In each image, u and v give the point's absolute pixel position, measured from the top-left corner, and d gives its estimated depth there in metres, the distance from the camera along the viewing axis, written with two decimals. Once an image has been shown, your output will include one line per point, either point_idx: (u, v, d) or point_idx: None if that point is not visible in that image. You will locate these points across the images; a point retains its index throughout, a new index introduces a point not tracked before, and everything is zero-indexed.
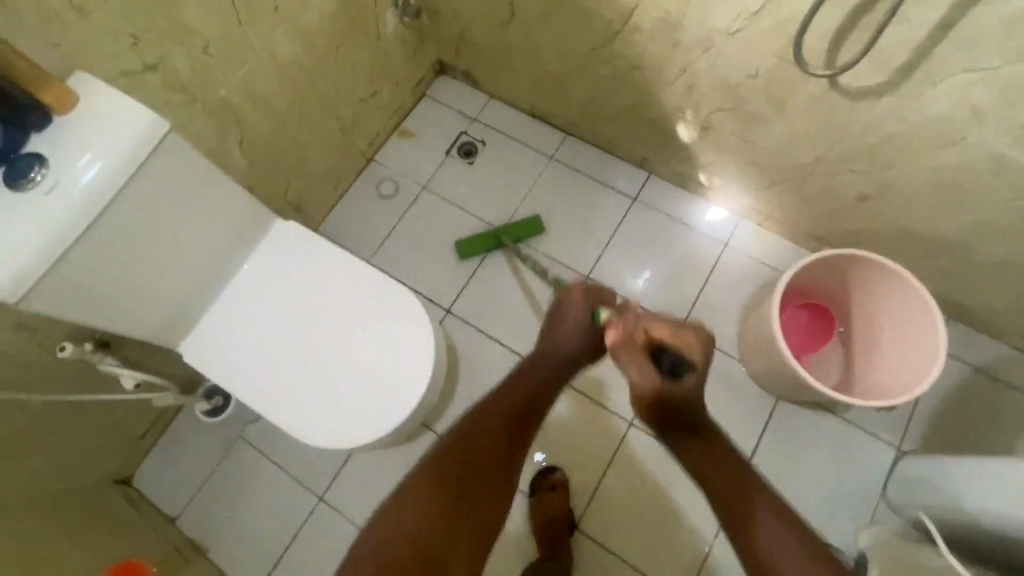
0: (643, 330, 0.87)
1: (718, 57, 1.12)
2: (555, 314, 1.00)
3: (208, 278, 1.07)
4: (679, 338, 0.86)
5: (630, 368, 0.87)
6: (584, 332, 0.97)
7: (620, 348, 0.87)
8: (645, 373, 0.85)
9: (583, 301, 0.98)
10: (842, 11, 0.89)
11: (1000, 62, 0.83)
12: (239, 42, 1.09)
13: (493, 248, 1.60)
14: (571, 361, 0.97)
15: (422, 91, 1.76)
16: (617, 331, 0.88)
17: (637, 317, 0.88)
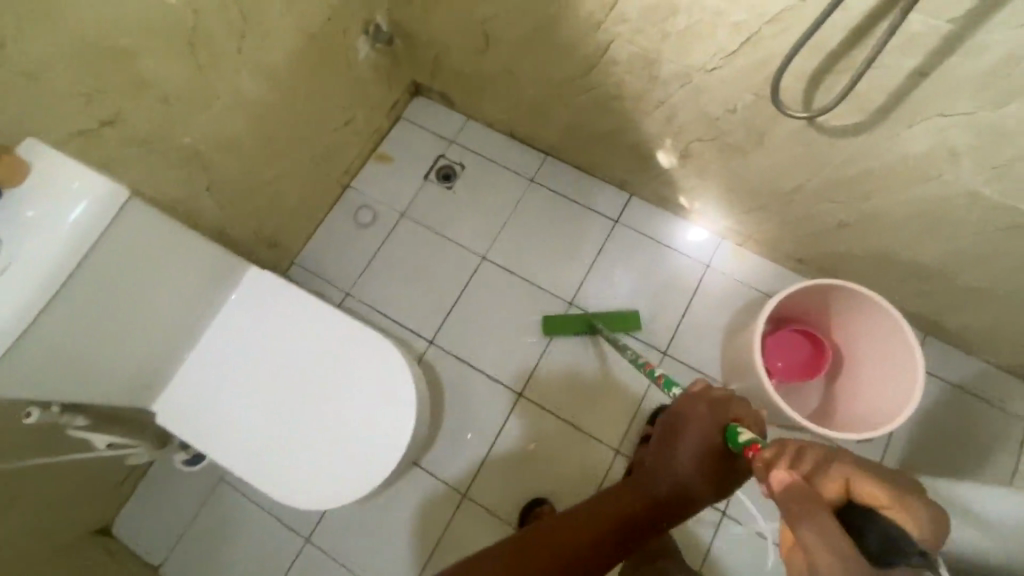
0: (835, 482, 0.63)
1: (696, 92, 1.10)
2: (671, 429, 0.88)
3: (180, 334, 1.04)
4: (892, 509, 0.60)
5: (801, 509, 0.56)
6: (699, 466, 0.82)
7: (792, 486, 0.59)
8: (826, 526, 0.53)
9: (709, 416, 0.86)
10: (818, 54, 0.88)
11: (972, 109, 0.83)
12: (202, 86, 1.05)
13: (587, 332, 1.50)
14: (681, 499, 0.81)
15: (398, 113, 1.72)
16: (790, 476, 0.61)
17: (823, 460, 0.65)
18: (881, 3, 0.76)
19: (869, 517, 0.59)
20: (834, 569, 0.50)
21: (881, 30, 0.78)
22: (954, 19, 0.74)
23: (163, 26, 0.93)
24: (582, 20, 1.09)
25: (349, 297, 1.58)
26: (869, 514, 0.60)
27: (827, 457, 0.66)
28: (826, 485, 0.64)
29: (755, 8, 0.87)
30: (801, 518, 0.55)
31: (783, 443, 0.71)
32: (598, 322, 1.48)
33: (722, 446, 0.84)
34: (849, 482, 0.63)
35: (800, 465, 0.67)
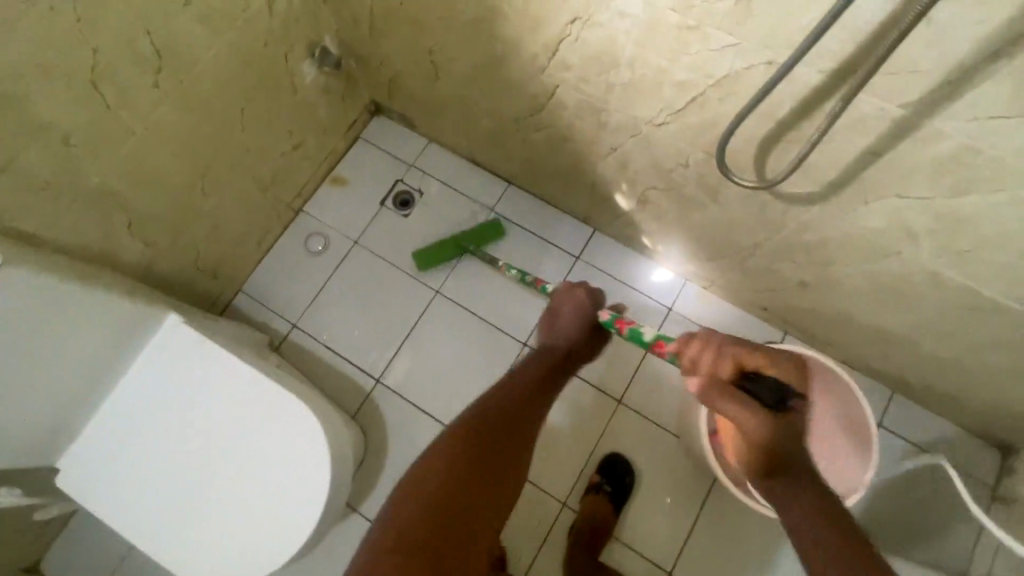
0: (727, 363, 0.86)
1: (647, 143, 1.02)
2: (550, 313, 1.07)
3: (85, 392, 1.00)
4: (756, 359, 0.88)
5: (725, 398, 0.80)
6: (581, 324, 1.04)
7: (710, 385, 0.82)
8: (747, 408, 0.78)
9: (582, 298, 1.05)
10: (767, 123, 0.79)
11: (929, 195, 0.76)
12: (112, 125, 0.97)
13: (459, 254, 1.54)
14: (571, 351, 1.04)
15: (356, 134, 1.64)
16: (698, 375, 0.86)
17: (716, 347, 0.88)
18: (830, 79, 0.68)
19: (755, 383, 0.88)
20: (757, 422, 0.77)
21: (830, 108, 0.70)
22: (908, 104, 0.65)
23: (55, 68, 0.85)
24: (525, 61, 1.01)
25: (296, 329, 1.51)
26: (752, 381, 0.87)
27: (723, 345, 0.87)
28: (720, 369, 0.86)
29: (698, 69, 0.78)
30: (725, 402, 0.80)
31: (686, 341, 0.90)
32: (466, 241, 1.52)
33: (594, 315, 1.05)
34: (736, 358, 0.87)
35: (704, 357, 0.87)
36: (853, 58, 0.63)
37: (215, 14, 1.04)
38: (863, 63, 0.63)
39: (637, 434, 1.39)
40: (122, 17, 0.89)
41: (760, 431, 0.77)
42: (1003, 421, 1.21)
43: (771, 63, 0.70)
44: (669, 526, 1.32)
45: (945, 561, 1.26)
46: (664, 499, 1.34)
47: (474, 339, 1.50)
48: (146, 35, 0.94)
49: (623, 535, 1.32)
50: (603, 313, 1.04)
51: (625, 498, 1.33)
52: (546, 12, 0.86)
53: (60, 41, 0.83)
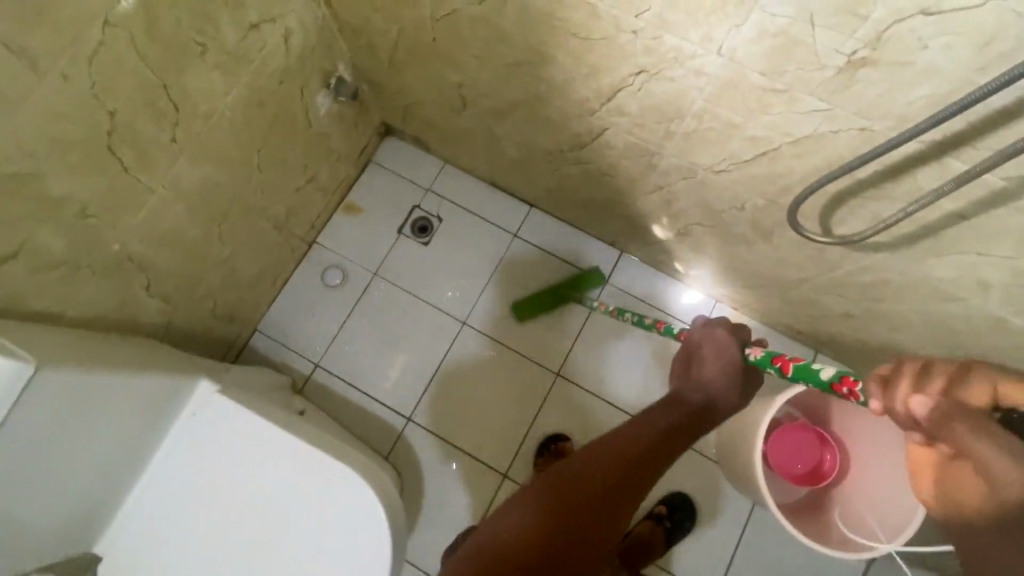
0: (980, 390, 0.48)
1: (700, 186, 0.97)
2: (687, 359, 0.92)
3: (120, 472, 0.94)
4: (1021, 394, 0.46)
5: (985, 442, 0.43)
6: (723, 374, 0.86)
7: (956, 414, 0.46)
8: (1007, 446, 0.42)
9: (727, 340, 0.87)
10: (846, 181, 0.76)
11: (1012, 254, 0.74)
12: (128, 189, 0.89)
13: (569, 302, 1.45)
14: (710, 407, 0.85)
15: (367, 158, 1.55)
16: (929, 399, 0.49)
17: (980, 368, 0.49)
18: (928, 149, 0.65)
19: (1023, 428, 0.46)
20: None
21: (937, 186, 0.67)
22: (1011, 177, 0.63)
23: (71, 138, 0.76)
24: (573, 104, 0.95)
25: (319, 368, 1.45)
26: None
27: (959, 368, 0.49)
28: (970, 397, 0.48)
29: (777, 128, 0.74)
30: (977, 442, 0.43)
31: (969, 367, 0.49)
32: (564, 288, 1.44)
33: (739, 360, 0.86)
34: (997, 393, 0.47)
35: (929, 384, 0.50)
36: (960, 133, 0.61)
37: (232, 58, 0.95)
38: (973, 138, 0.61)
39: (677, 462, 1.36)
40: (138, 73, 0.81)
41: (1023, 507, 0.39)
42: None
43: (863, 130, 0.67)
44: (715, 552, 1.31)
45: None
46: (708, 528, 1.32)
47: (504, 372, 1.44)
48: (163, 89, 0.85)
49: (671, 567, 1.31)
50: (753, 351, 0.85)
51: (679, 535, 1.30)
52: (607, 63, 0.81)
53: (76, 109, 0.75)
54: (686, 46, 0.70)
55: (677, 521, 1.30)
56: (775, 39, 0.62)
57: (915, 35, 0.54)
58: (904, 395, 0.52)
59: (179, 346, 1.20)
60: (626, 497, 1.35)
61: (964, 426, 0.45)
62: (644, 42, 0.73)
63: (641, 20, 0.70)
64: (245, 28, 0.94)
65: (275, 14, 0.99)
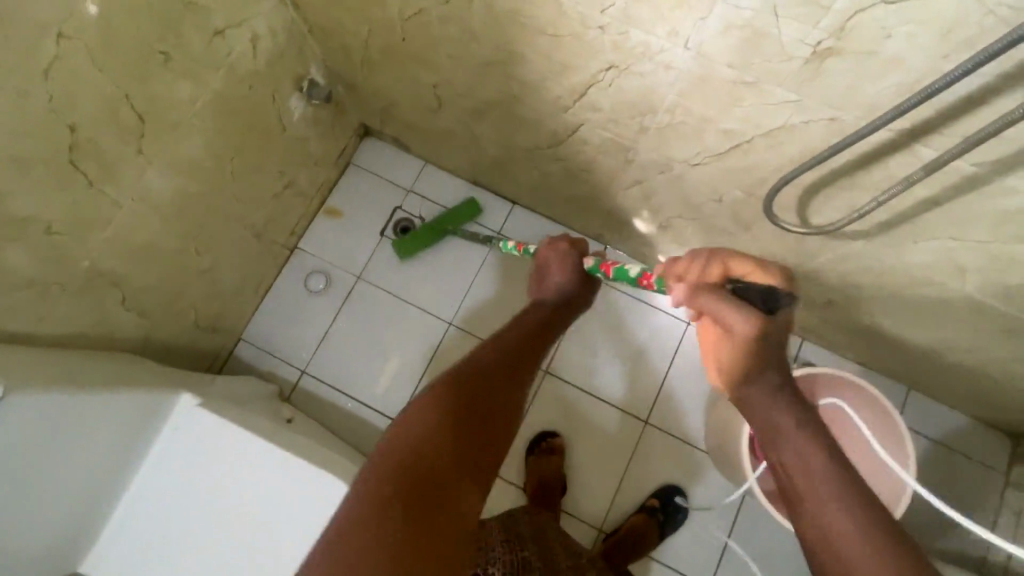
0: (716, 267, 0.64)
1: (678, 180, 0.97)
2: (540, 268, 0.92)
3: (104, 489, 0.93)
4: (758, 277, 0.62)
5: (726, 303, 0.58)
6: (568, 274, 0.90)
7: (703, 291, 0.60)
8: (734, 304, 0.57)
9: (568, 249, 0.91)
10: (820, 171, 0.76)
11: (986, 238, 0.74)
12: (96, 204, 0.87)
13: (446, 236, 1.49)
14: (567, 305, 0.89)
15: (346, 161, 1.53)
16: (685, 284, 0.64)
17: (710, 254, 0.65)
18: (898, 138, 0.64)
19: (742, 285, 0.60)
20: (750, 323, 0.56)
21: (910, 174, 0.67)
22: (982, 163, 0.63)
23: (32, 155, 0.75)
24: (546, 101, 0.94)
25: (306, 375, 1.44)
26: (744, 283, 0.61)
27: (703, 255, 0.66)
28: (709, 275, 0.64)
29: (748, 120, 0.74)
30: (716, 305, 0.59)
31: (686, 260, 0.68)
32: (447, 223, 1.47)
33: (581, 270, 0.91)
34: (726, 269, 0.64)
35: (692, 266, 0.66)
36: (929, 121, 0.60)
37: (198, 66, 0.93)
38: (941, 126, 0.60)
39: (667, 455, 1.37)
40: (98, 85, 0.79)
41: (751, 340, 0.57)
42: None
43: (833, 120, 0.66)
44: (709, 542, 1.31)
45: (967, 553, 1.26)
46: (700, 518, 1.33)
47: None
48: (126, 100, 0.84)
49: (665, 558, 1.31)
50: (588, 260, 0.91)
51: (673, 528, 1.30)
52: (576, 59, 0.80)
53: (34, 124, 0.73)
54: (654, 41, 0.69)
55: (670, 515, 1.30)
56: (741, 32, 0.61)
57: (879, 24, 0.53)
58: (678, 278, 0.66)
59: (160, 359, 1.19)
60: (619, 490, 1.35)
61: (701, 293, 0.61)
62: (611, 37, 0.72)
63: (607, 16, 0.69)
64: (209, 34, 0.92)
65: (240, 18, 0.97)
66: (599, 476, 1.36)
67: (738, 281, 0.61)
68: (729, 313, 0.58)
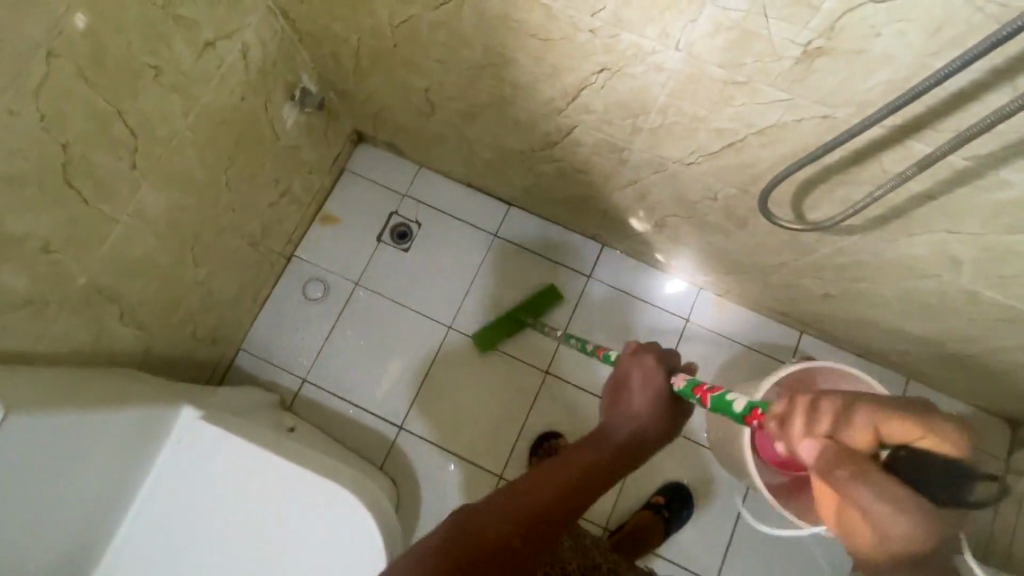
0: (865, 433, 0.58)
1: (672, 179, 0.97)
2: (618, 387, 0.86)
3: (109, 504, 0.94)
4: (924, 437, 0.56)
5: (863, 486, 0.52)
6: (654, 406, 0.82)
7: (835, 466, 0.55)
8: (885, 500, 0.50)
9: (656, 369, 0.86)
10: (813, 168, 0.76)
11: (979, 230, 0.75)
12: (90, 221, 0.87)
13: (524, 327, 1.44)
14: (650, 439, 0.79)
15: (340, 167, 1.53)
16: (818, 440, 0.60)
17: (847, 406, 0.61)
18: (890, 134, 0.64)
19: (906, 467, 0.53)
20: (918, 540, 0.48)
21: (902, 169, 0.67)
22: (974, 157, 0.63)
23: (25, 175, 0.74)
24: (539, 104, 0.94)
25: (307, 383, 1.44)
26: (912, 454, 0.54)
27: (841, 411, 0.61)
28: (852, 439, 0.59)
29: (741, 119, 0.74)
30: (865, 495, 0.51)
31: (812, 409, 0.63)
32: (519, 313, 1.43)
33: (668, 390, 0.85)
34: (877, 427, 0.58)
35: (817, 421, 0.62)
36: (920, 117, 0.61)
37: (188, 79, 0.93)
38: (932, 121, 0.60)
39: (670, 451, 1.37)
40: (89, 102, 0.79)
41: (911, 556, 0.49)
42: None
43: (825, 118, 0.66)
44: (713, 537, 1.32)
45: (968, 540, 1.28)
46: (704, 514, 1.33)
47: (493, 373, 1.43)
48: (118, 116, 0.84)
49: (670, 554, 1.31)
50: (677, 379, 0.86)
51: (678, 524, 1.31)
52: (568, 62, 0.80)
53: (27, 144, 0.73)
54: (645, 43, 0.69)
55: (674, 511, 1.31)
56: (732, 32, 0.61)
57: (868, 22, 0.54)
58: (807, 430, 0.62)
59: (160, 372, 1.19)
60: (623, 488, 1.36)
61: (839, 462, 0.55)
62: (603, 40, 0.72)
63: (598, 19, 0.69)
64: (199, 46, 0.92)
65: (230, 30, 0.97)
66: None
67: (905, 449, 0.55)
68: (886, 492, 0.50)
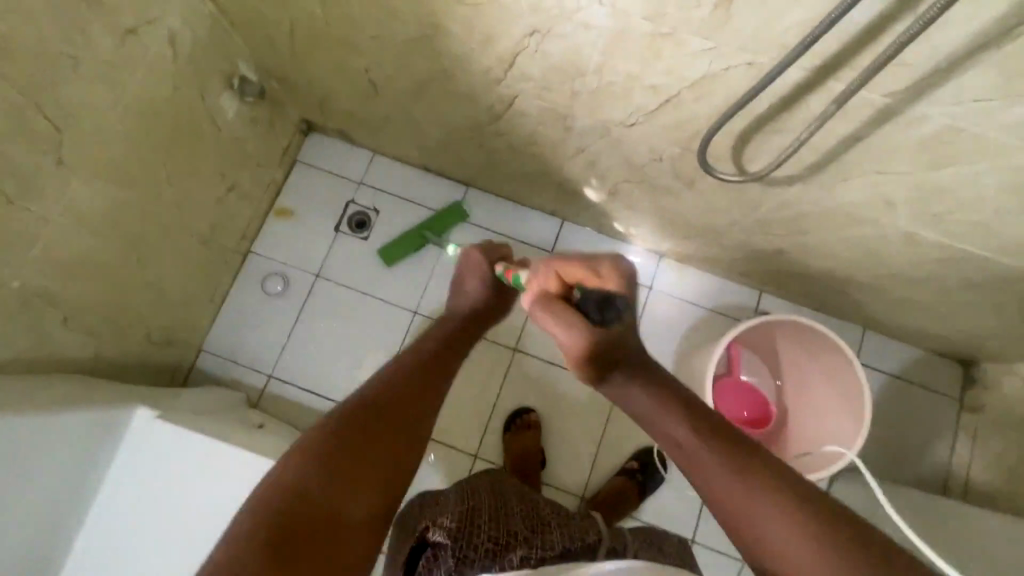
0: (552, 278, 0.75)
1: (617, 143, 0.98)
2: (454, 283, 0.98)
3: (65, 513, 0.91)
4: (594, 280, 0.73)
5: (549, 322, 0.70)
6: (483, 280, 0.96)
7: (536, 306, 0.72)
8: (564, 327, 0.68)
9: (479, 260, 0.96)
10: (747, 118, 0.77)
11: (907, 169, 0.77)
12: (17, 221, 0.84)
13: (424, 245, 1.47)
14: (478, 315, 0.93)
15: (291, 159, 1.50)
16: (529, 295, 0.76)
17: (547, 265, 0.76)
18: (812, 76, 0.66)
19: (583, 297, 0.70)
20: (577, 345, 0.67)
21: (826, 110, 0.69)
22: (893, 93, 0.65)
23: None
24: (478, 74, 0.93)
25: (272, 379, 1.42)
26: (583, 294, 0.71)
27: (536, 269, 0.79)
28: (548, 286, 0.75)
29: (673, 73, 0.74)
30: (558, 325, 0.68)
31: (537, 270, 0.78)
32: (422, 228, 1.45)
33: (493, 279, 0.95)
34: (560, 274, 0.75)
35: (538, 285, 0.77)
36: (836, 57, 0.62)
37: (112, 68, 0.90)
38: (850, 60, 0.62)
39: None
40: (4, 96, 0.75)
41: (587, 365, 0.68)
42: (972, 347, 1.28)
43: (751, 64, 0.67)
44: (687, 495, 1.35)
45: (927, 477, 1.33)
46: (676, 476, 1.36)
47: (462, 354, 1.43)
48: (37, 110, 0.80)
49: (648, 517, 1.34)
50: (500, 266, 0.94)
51: (653, 489, 1.34)
52: (499, 25, 0.79)
53: None
54: (570, 0, 0.69)
55: (649, 478, 1.33)
56: None
57: None
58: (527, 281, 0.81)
59: (114, 378, 1.16)
60: (597, 456, 1.38)
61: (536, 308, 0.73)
62: (529, 1, 0.71)
63: None
64: (121, 34, 0.89)
65: (154, 16, 0.94)
66: (577, 446, 1.38)
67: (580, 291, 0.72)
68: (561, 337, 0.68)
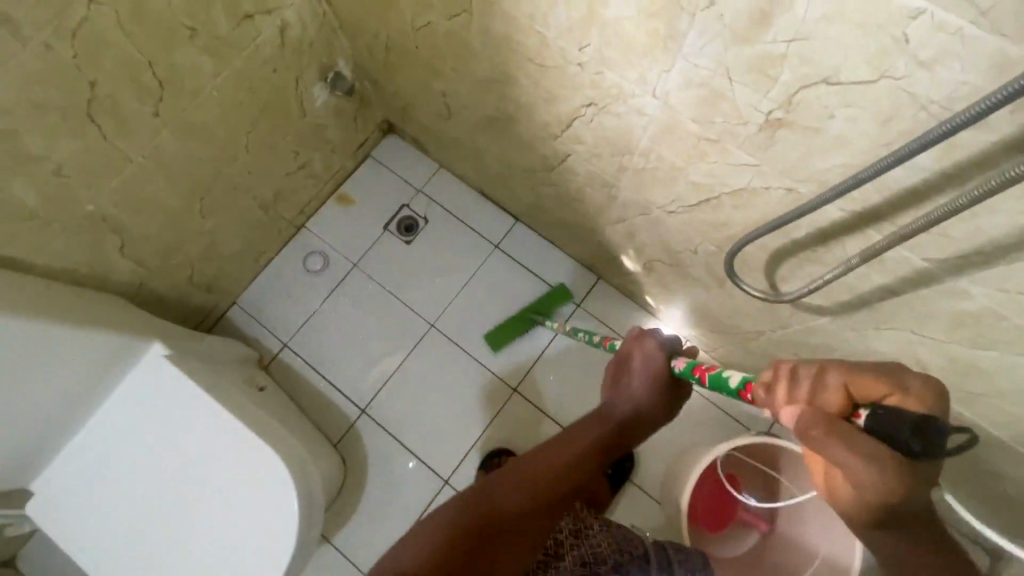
0: (835, 394, 0.51)
1: (656, 224, 0.96)
2: (619, 366, 0.91)
3: (65, 419, 1.01)
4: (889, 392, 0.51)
5: (837, 447, 0.47)
6: (651, 383, 0.85)
7: (819, 427, 0.48)
8: (865, 459, 0.46)
9: (655, 350, 0.87)
10: (781, 239, 0.75)
11: (945, 337, 0.70)
12: (106, 155, 0.95)
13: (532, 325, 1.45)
14: (639, 417, 0.84)
15: (365, 153, 1.59)
16: (794, 408, 0.52)
17: (817, 362, 0.53)
18: (850, 219, 0.63)
19: (890, 419, 0.47)
20: (881, 486, 0.46)
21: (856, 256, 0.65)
22: (932, 259, 0.61)
23: (51, 102, 0.82)
24: (539, 127, 0.96)
25: (286, 349, 1.50)
26: (886, 410, 0.47)
27: (813, 371, 0.53)
28: (822, 398, 0.52)
29: (713, 177, 0.73)
30: (842, 460, 0.47)
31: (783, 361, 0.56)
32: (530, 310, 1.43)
33: (667, 371, 0.86)
34: (846, 384, 0.52)
35: (796, 387, 0.54)
36: (877, 208, 0.59)
37: (225, 44, 1.00)
38: (891, 213, 0.59)
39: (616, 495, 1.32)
40: (125, 51, 0.86)
41: (885, 501, 0.47)
42: None
43: (791, 190, 0.65)
44: None
45: None
46: None
47: (464, 377, 1.45)
48: (149, 67, 0.91)
49: None
50: (677, 362, 0.85)
51: (623, 480, 1.31)
52: (561, 91, 0.81)
53: (55, 75, 0.80)
54: (626, 85, 0.70)
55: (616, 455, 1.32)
56: (700, 88, 0.62)
57: (822, 103, 0.53)
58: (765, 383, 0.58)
59: (150, 307, 1.27)
60: None
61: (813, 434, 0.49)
62: (589, 75, 0.73)
63: (584, 53, 0.71)
64: (239, 17, 0.99)
65: (270, 7, 1.04)
66: None
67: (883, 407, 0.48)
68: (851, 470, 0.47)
